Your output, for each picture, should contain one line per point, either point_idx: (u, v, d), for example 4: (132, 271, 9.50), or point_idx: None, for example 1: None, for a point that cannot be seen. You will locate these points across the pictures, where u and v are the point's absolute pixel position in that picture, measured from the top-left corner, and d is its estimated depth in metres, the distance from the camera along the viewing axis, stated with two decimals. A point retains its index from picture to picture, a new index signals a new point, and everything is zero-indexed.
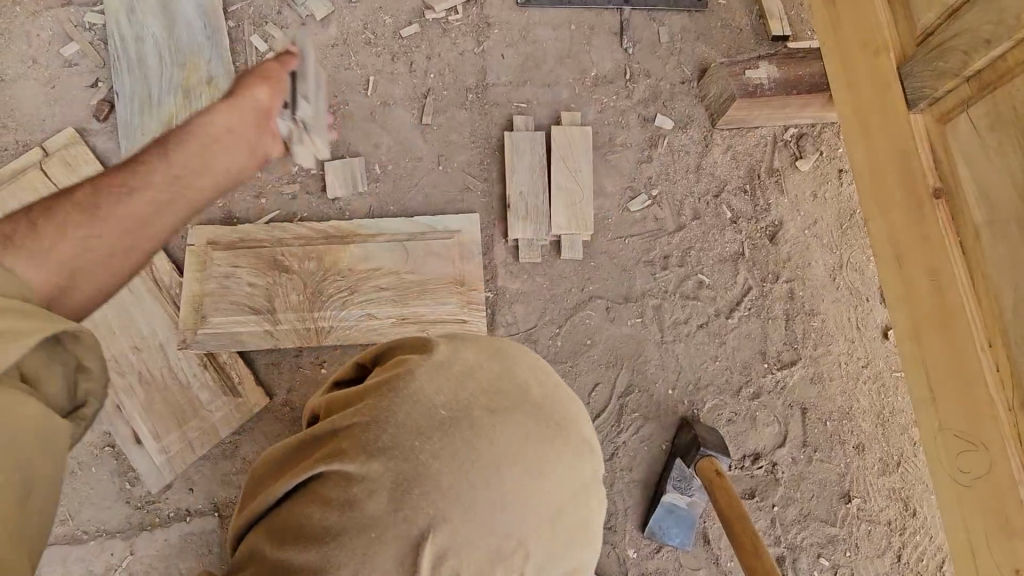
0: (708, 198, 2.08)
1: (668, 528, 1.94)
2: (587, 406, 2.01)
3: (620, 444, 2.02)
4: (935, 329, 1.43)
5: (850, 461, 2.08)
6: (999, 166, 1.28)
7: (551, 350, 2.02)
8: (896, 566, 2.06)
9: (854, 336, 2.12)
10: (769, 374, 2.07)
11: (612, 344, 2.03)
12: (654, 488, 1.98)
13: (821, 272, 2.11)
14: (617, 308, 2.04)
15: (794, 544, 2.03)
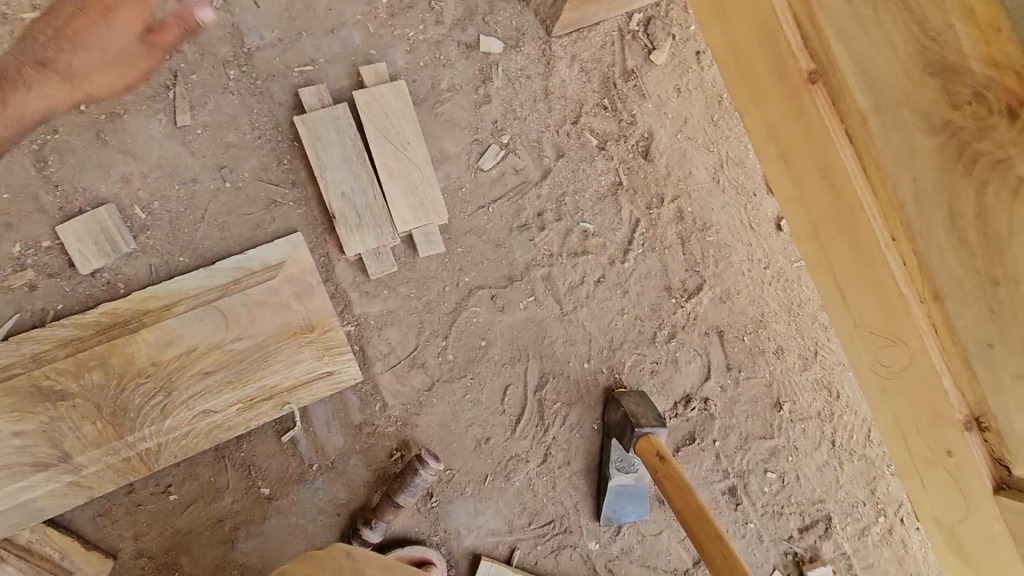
0: (567, 128, 1.60)
1: (622, 508, 1.58)
2: (502, 416, 1.55)
3: (552, 442, 1.59)
4: (831, 228, 0.96)
5: (774, 367, 1.72)
6: (878, 28, 0.81)
7: (439, 367, 1.52)
8: (833, 452, 1.76)
9: (752, 237, 1.71)
10: (679, 308, 1.66)
11: (512, 334, 1.56)
12: (597, 471, 1.60)
13: (704, 177, 1.69)
14: (505, 293, 1.55)
15: (743, 471, 1.69)
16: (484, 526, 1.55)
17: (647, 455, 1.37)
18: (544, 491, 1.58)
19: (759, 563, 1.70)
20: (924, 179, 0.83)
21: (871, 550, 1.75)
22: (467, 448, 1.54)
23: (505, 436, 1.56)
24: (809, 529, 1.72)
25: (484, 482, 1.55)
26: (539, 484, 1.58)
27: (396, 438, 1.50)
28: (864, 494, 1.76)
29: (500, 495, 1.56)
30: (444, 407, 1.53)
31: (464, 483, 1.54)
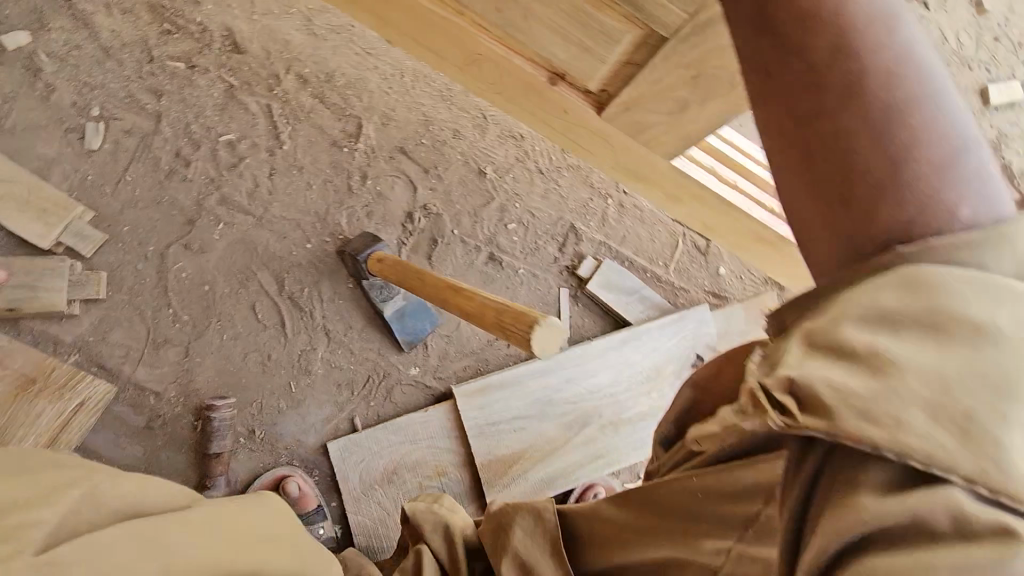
0: (147, 68, 1.46)
1: (416, 326, 1.48)
2: (268, 329, 1.42)
3: (327, 320, 1.46)
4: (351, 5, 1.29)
5: (488, 143, 1.68)
6: None
7: (175, 329, 1.36)
8: (595, 189, 1.72)
9: (375, 61, 1.62)
10: (356, 152, 1.57)
11: (227, 263, 1.42)
12: (371, 314, 1.48)
13: (301, 36, 1.58)
14: (194, 236, 1.41)
15: (525, 248, 1.66)
16: (317, 424, 1.40)
17: (375, 265, 1.31)
18: (349, 361, 1.45)
19: (546, 297, 1.65)
20: None
21: (660, 239, 1.74)
22: (255, 371, 1.39)
23: (282, 343, 1.42)
24: (566, 244, 1.68)
25: (291, 389, 1.40)
26: (342, 360, 1.45)
27: (190, 411, 1.34)
28: (612, 208, 1.71)
29: (313, 390, 1.42)
30: (212, 359, 1.37)
31: (275, 403, 1.39)
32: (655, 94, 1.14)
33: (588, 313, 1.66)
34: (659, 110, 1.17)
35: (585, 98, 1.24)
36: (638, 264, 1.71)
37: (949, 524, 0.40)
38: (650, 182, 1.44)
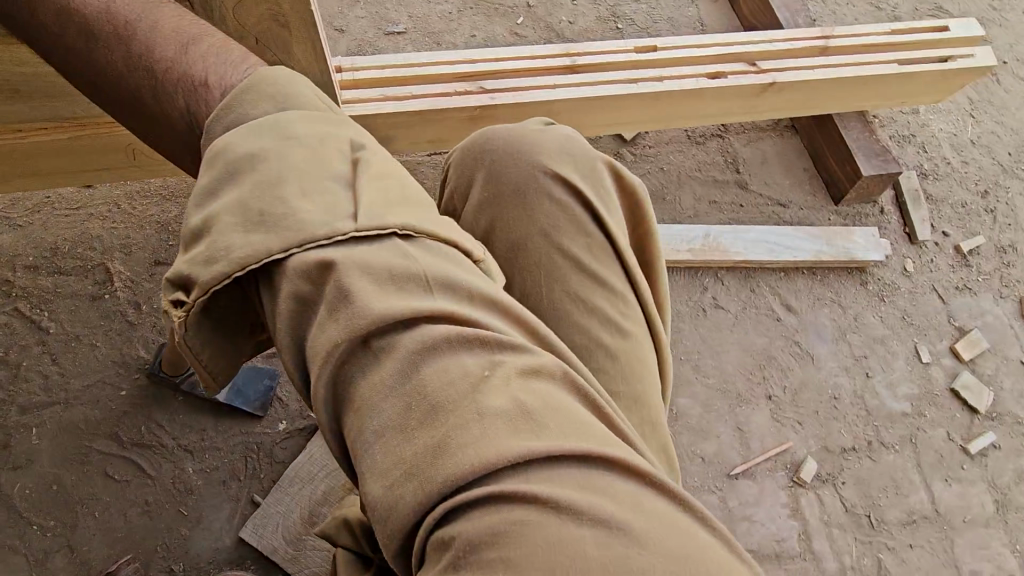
0: None
1: (256, 390, 1.53)
2: (131, 481, 1.44)
3: (179, 437, 1.49)
4: None
5: None
6: None
7: (48, 538, 1.38)
8: None
9: (85, 209, 1.68)
10: (116, 291, 1.61)
11: (59, 455, 1.44)
12: (213, 410, 1.52)
13: (7, 235, 1.63)
14: (16, 453, 1.44)
15: None
16: (226, 525, 1.44)
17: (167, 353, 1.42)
18: (221, 456, 1.49)
19: None
20: None
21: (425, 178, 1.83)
22: (142, 521, 1.41)
23: (151, 483, 1.45)
24: None
25: (184, 513, 1.43)
26: (214, 460, 1.48)
27: None
28: None
29: (204, 501, 1.45)
30: (97, 538, 1.39)
31: (175, 533, 1.41)
32: None
33: None
34: None
35: None
36: None
37: (299, 286, 0.61)
38: None
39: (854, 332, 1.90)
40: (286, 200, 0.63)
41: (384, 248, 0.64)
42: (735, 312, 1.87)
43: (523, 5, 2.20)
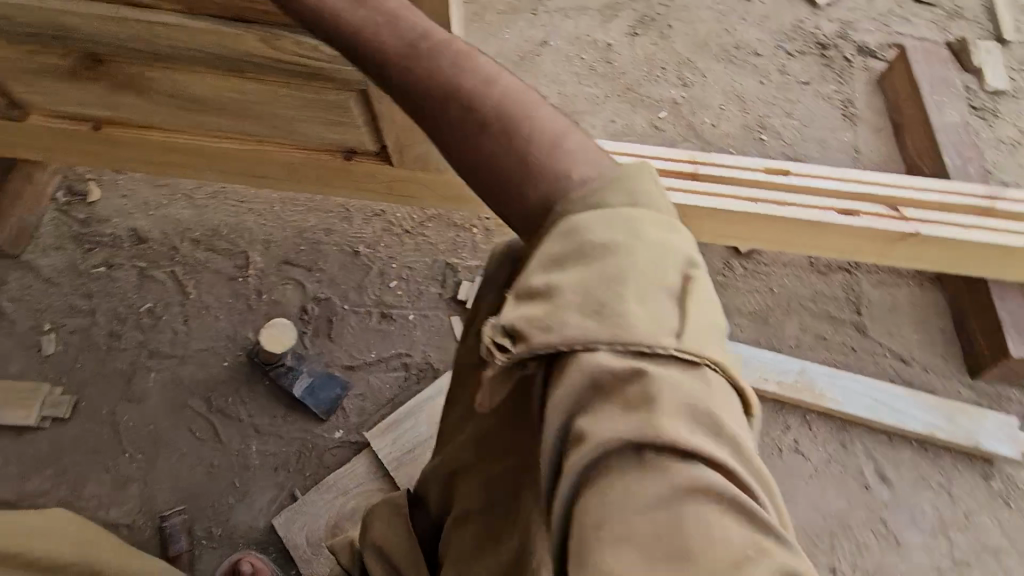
0: (82, 281, 1.87)
1: (326, 397, 1.68)
2: (205, 442, 1.65)
3: (253, 418, 1.68)
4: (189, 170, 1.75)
5: (354, 227, 1.96)
6: (53, 84, 1.47)
7: (133, 469, 1.62)
8: (457, 227, 1.95)
9: (247, 204, 1.99)
10: (248, 278, 1.88)
11: (163, 401, 1.70)
12: (288, 399, 1.70)
13: (188, 211, 1.99)
14: (134, 389, 1.71)
15: (411, 298, 1.85)
16: (265, 508, 1.58)
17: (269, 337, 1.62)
18: (278, 445, 1.65)
19: (440, 330, 1.80)
20: (160, 113, 1.52)
21: None
22: (203, 479, 1.61)
23: (220, 449, 1.64)
24: (445, 280, 1.87)
25: (236, 485, 1.60)
26: (272, 447, 1.64)
27: (154, 531, 1.56)
28: (479, 235, 1.94)
29: (254, 480, 1.61)
30: (166, 482, 1.61)
31: (224, 500, 1.59)
32: (402, 130, 1.43)
33: None
34: (418, 142, 1.47)
35: (376, 158, 1.59)
36: None
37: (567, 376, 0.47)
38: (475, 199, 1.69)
39: (960, 530, 1.64)
40: (610, 296, 0.49)
41: (642, 337, 0.47)
42: (814, 463, 1.70)
43: (670, 100, 2.21)
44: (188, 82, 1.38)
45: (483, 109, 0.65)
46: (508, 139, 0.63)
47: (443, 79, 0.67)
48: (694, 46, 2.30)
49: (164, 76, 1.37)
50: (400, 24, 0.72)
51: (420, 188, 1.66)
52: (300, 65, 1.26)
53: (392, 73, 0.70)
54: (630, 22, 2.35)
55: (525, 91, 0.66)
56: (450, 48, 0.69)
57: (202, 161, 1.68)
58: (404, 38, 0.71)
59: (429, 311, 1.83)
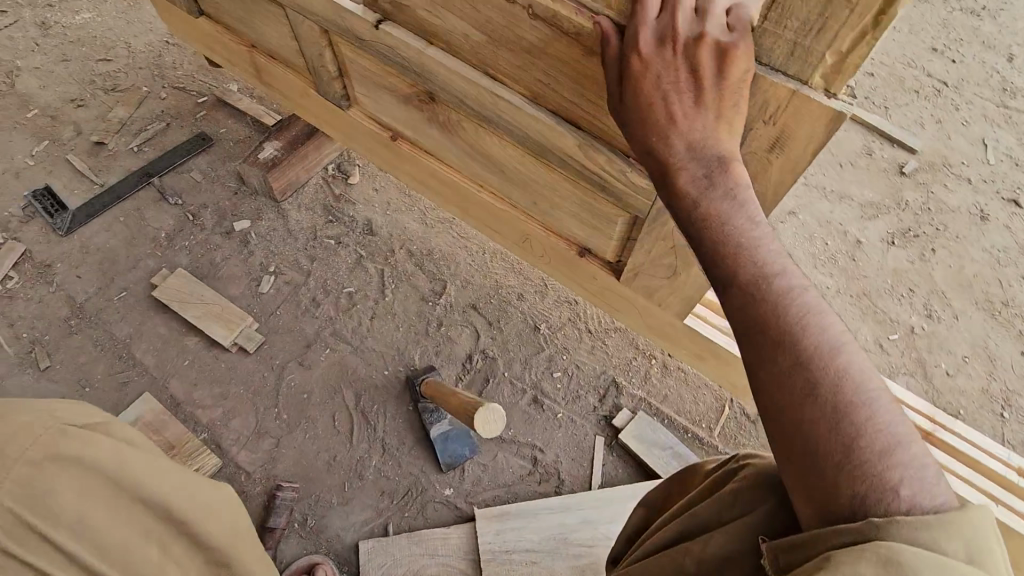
0: (312, 243, 2.11)
1: (455, 452, 1.71)
2: (339, 435, 1.75)
3: (385, 434, 1.76)
4: (442, 196, 1.93)
5: (544, 306, 2.01)
6: (383, 96, 1.70)
7: (276, 425, 1.76)
8: (637, 350, 1.93)
9: (465, 241, 2.14)
10: (437, 305, 1.99)
11: (324, 379, 1.84)
12: (423, 433, 1.75)
13: (416, 224, 2.18)
14: (308, 356, 1.88)
15: (566, 397, 1.84)
16: (357, 524, 1.63)
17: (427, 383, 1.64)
18: (394, 471, 1.70)
19: (581, 442, 1.76)
20: (449, 150, 1.69)
21: (704, 401, 1.85)
22: (322, 466, 1.70)
23: (347, 448, 1.73)
24: (606, 395, 1.84)
25: (344, 488, 1.67)
26: (388, 470, 1.70)
27: (264, 491, 1.67)
28: (656, 367, 1.90)
29: (361, 492, 1.67)
30: (293, 452, 1.72)
31: (329, 497, 1.66)
32: (650, 261, 1.42)
33: (623, 464, 1.72)
34: (658, 277, 1.45)
35: (605, 264, 1.62)
36: (678, 423, 1.80)
37: None
38: (677, 342, 1.65)
39: None
40: None
41: None
42: None
43: (907, 326, 2.02)
44: (490, 144, 1.51)
45: (819, 377, 0.73)
46: (833, 420, 0.70)
47: (792, 333, 0.75)
48: (956, 284, 2.10)
49: (475, 132, 1.52)
50: (761, 260, 0.82)
51: (629, 309, 1.69)
52: (604, 178, 1.26)
53: (741, 307, 0.80)
54: (891, 229, 2.22)
55: (865, 375, 0.72)
56: (804, 301, 0.78)
57: (459, 199, 1.88)
58: (761, 275, 0.81)
59: (577, 419, 1.80)
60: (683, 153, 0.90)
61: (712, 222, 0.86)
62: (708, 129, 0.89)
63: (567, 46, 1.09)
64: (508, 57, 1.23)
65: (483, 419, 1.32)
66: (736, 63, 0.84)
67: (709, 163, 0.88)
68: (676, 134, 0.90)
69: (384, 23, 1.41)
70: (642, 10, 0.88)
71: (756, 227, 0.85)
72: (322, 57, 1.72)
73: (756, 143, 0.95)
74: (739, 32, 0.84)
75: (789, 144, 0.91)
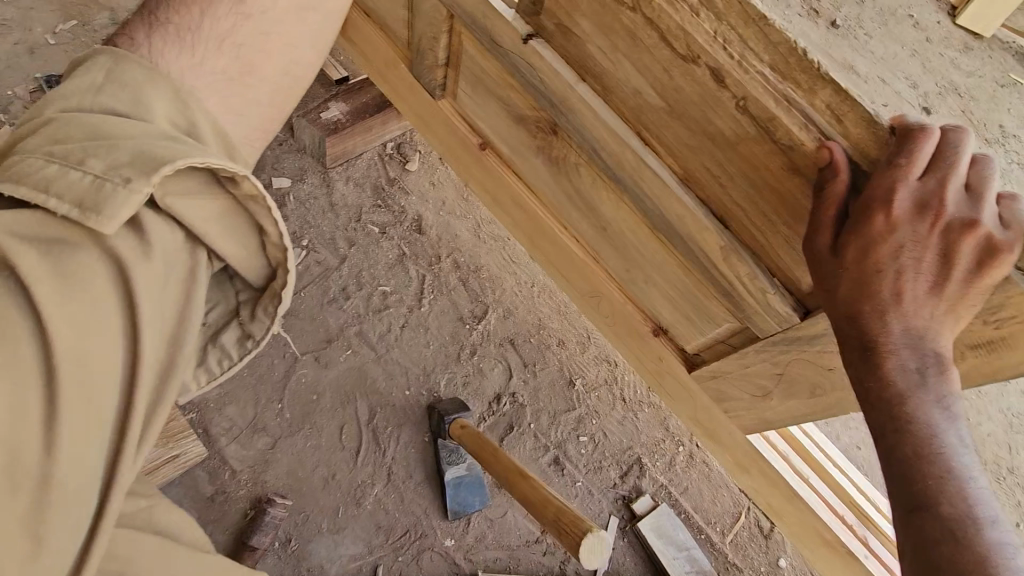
0: (353, 225, 1.94)
1: (464, 501, 1.61)
2: (343, 452, 1.65)
3: (393, 461, 1.67)
4: (509, 222, 1.76)
5: (581, 359, 1.91)
6: (492, 103, 1.51)
7: (276, 422, 1.65)
8: (667, 432, 1.87)
9: (516, 267, 2.00)
10: (474, 331, 1.87)
11: (339, 382, 1.73)
12: (434, 470, 1.67)
13: (467, 234, 2.01)
14: (325, 352, 1.75)
15: (585, 464, 1.78)
16: (345, 557, 1.54)
17: (457, 427, 1.54)
18: (396, 505, 1.61)
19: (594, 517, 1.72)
20: (549, 187, 1.53)
21: (722, 503, 1.81)
22: (319, 484, 1.61)
23: (349, 467, 1.63)
24: (628, 474, 1.79)
25: (338, 514, 1.58)
26: (389, 501, 1.62)
27: (248, 498, 1.55)
28: (681, 456, 1.84)
29: (355, 523, 1.58)
30: (289, 459, 1.61)
31: (319, 519, 1.57)
32: (742, 375, 1.32)
33: (631, 551, 1.69)
34: (741, 392, 1.35)
35: (680, 353, 1.50)
36: (693, 521, 1.76)
37: None
38: (721, 445, 1.54)
39: None
40: None
41: None
42: None
43: None
44: (602, 200, 1.37)
45: None
46: None
47: None
48: None
49: (592, 182, 1.36)
50: (970, 499, 0.73)
51: (688, 403, 1.55)
52: (736, 290, 1.15)
53: (935, 543, 0.72)
54: None
55: None
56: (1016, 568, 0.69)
57: (529, 230, 1.70)
58: (968, 517, 0.72)
59: (594, 494, 1.75)
60: (899, 335, 0.79)
61: (914, 430, 0.77)
62: (933, 319, 0.80)
63: (767, 151, 0.94)
64: (682, 133, 1.08)
65: (590, 548, 1.06)
66: (999, 268, 0.75)
67: (925, 356, 0.80)
68: (897, 315, 0.80)
69: (534, 39, 1.24)
70: (908, 165, 0.75)
71: (963, 457, 0.77)
72: (434, 43, 1.53)
73: (965, 335, 0.87)
74: (1014, 232, 0.74)
75: (1002, 350, 0.85)
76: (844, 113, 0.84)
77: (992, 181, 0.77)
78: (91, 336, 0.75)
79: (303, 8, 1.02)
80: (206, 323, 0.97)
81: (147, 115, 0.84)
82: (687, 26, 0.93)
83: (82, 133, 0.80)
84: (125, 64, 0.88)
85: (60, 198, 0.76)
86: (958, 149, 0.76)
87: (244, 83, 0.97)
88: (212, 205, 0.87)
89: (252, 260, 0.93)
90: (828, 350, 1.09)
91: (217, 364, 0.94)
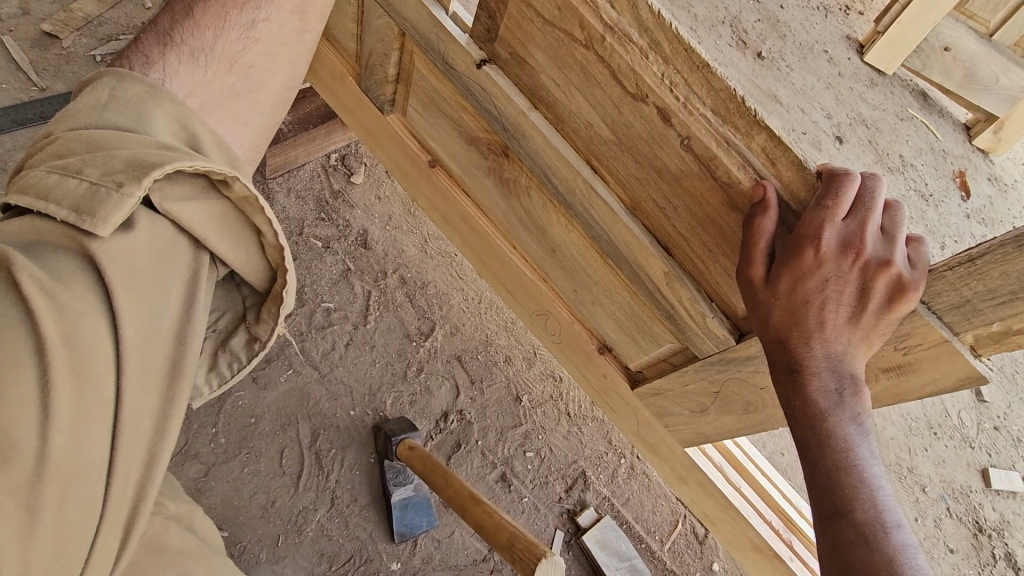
0: (294, 239, 1.94)
1: (411, 524, 1.64)
2: (284, 476, 1.65)
3: (336, 485, 1.69)
4: (457, 239, 1.75)
5: (526, 373, 1.96)
6: (443, 121, 1.50)
7: (212, 451, 1.64)
8: (609, 445, 1.93)
9: (463, 284, 2.03)
10: (420, 348, 1.89)
11: (279, 405, 1.73)
12: (379, 493, 1.70)
13: (415, 251, 2.04)
14: (264, 373, 1.75)
15: (529, 478, 1.82)
16: None
17: (403, 448, 1.54)
18: (338, 530, 1.63)
19: (540, 533, 1.75)
20: (498, 209, 1.56)
21: (661, 512, 1.89)
22: (256, 513, 1.60)
23: (289, 494, 1.64)
24: (573, 487, 1.83)
25: (278, 543, 1.58)
26: (333, 527, 1.63)
27: None
28: (624, 467, 1.90)
29: (296, 551, 1.59)
30: (224, 487, 1.61)
31: (257, 550, 1.56)
32: (682, 392, 1.38)
33: (577, 565, 1.73)
34: (682, 407, 1.42)
35: (623, 369, 1.55)
36: (635, 531, 1.82)
37: None
38: (662, 460, 1.61)
39: None
40: None
41: None
42: None
43: None
44: (553, 222, 1.40)
45: None
46: None
47: None
48: None
49: (543, 205, 1.39)
50: (879, 505, 0.81)
51: (628, 418, 1.61)
52: (677, 312, 1.22)
53: (849, 545, 0.79)
54: None
55: None
56: (914, 566, 0.77)
57: (478, 247, 1.70)
58: (878, 522, 0.79)
59: (538, 509, 1.78)
60: (821, 359, 0.87)
61: (834, 444, 0.85)
62: (850, 345, 0.87)
63: (708, 188, 1.00)
64: (631, 164, 1.13)
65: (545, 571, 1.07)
66: (905, 304, 0.83)
67: (842, 378, 0.86)
68: (820, 339, 0.87)
69: (489, 65, 1.26)
70: (834, 207, 0.82)
71: (875, 467, 0.85)
72: (385, 57, 1.50)
73: (878, 359, 0.97)
74: (919, 271, 0.83)
75: (909, 374, 0.94)
76: (777, 157, 0.89)
77: (903, 225, 0.85)
78: (81, 320, 0.70)
79: (302, 31, 1.03)
80: (216, 330, 0.93)
81: (143, 126, 0.81)
82: (638, 67, 0.98)
83: (81, 144, 0.77)
84: (126, 80, 0.84)
85: (57, 204, 0.73)
86: (876, 196, 0.84)
87: (248, 99, 0.97)
88: (214, 209, 0.84)
89: (255, 264, 0.89)
90: (760, 370, 1.16)
91: (227, 368, 0.91)
